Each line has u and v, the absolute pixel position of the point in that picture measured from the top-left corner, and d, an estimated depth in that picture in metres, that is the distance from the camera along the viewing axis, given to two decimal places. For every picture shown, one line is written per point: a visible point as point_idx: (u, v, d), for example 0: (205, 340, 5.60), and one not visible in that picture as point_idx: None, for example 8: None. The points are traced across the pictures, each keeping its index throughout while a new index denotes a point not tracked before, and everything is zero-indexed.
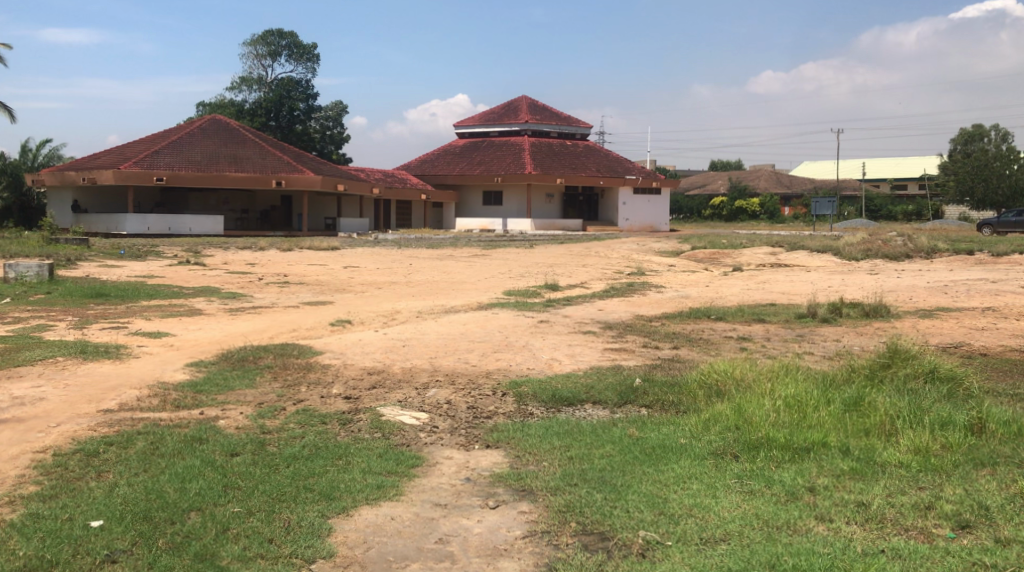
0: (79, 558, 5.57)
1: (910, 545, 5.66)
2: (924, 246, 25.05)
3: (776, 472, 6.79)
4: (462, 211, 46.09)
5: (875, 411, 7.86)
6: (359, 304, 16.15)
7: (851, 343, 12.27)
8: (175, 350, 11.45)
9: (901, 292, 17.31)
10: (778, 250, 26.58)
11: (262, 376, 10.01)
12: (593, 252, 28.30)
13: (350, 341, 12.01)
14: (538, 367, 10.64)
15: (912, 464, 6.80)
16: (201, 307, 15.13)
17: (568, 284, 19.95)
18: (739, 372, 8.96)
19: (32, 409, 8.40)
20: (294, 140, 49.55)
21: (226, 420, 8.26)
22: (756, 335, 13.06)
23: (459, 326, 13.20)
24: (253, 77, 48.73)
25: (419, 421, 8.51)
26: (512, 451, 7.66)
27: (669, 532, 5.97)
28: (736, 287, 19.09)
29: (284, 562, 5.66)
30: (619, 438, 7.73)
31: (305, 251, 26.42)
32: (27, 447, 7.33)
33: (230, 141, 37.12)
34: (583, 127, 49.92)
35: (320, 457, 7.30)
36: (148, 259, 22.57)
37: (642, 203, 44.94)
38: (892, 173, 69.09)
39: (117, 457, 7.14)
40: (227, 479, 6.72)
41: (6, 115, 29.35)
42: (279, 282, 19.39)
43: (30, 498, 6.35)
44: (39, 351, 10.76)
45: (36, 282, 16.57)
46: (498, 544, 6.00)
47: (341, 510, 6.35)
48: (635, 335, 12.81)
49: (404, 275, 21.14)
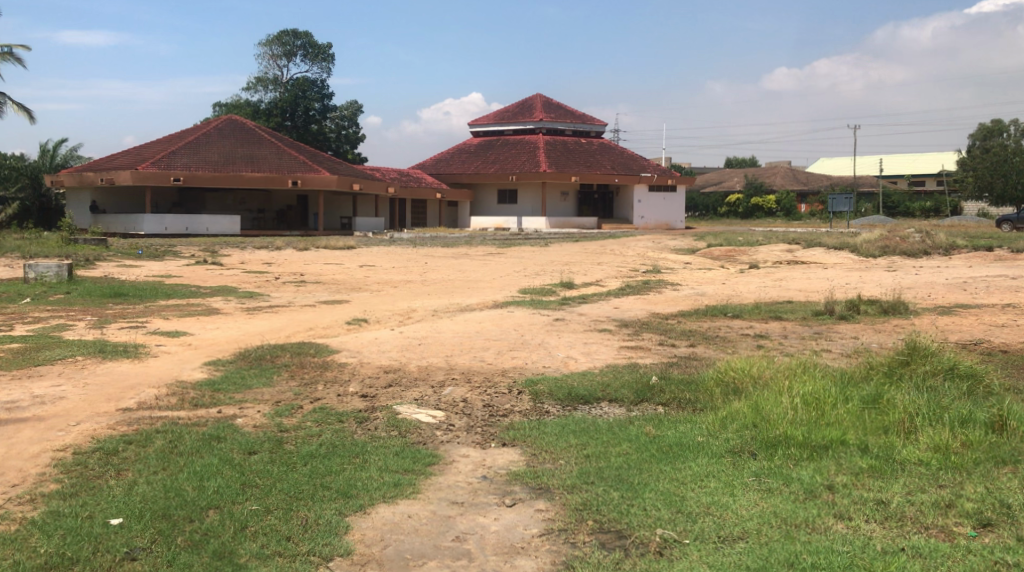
0: (99, 555, 5.61)
1: (930, 543, 5.62)
2: (942, 243, 24.80)
3: (794, 471, 6.76)
4: (477, 210, 46.07)
5: (894, 408, 7.78)
6: (375, 303, 16.21)
7: (869, 340, 12.15)
8: (193, 349, 11.51)
9: (920, 289, 17.19)
10: (794, 247, 26.50)
11: (280, 374, 10.08)
12: (607, 251, 28.08)
13: (367, 339, 12.08)
14: (554, 366, 10.63)
15: (932, 462, 6.76)
16: (219, 306, 15.27)
17: (584, 282, 19.81)
18: (756, 370, 8.92)
19: (52, 408, 8.48)
20: (310, 140, 49.77)
21: (244, 418, 8.32)
22: (772, 332, 12.97)
23: (475, 323, 13.26)
24: (269, 78, 48.80)
25: (435, 419, 8.53)
26: (528, 449, 7.66)
27: (687, 530, 5.95)
28: (753, 284, 19.06)
29: (303, 560, 5.68)
30: (635, 435, 7.72)
31: (320, 250, 26.57)
32: (47, 446, 7.38)
33: (246, 141, 37.27)
34: (598, 125, 49.86)
35: (337, 455, 7.32)
36: (166, 260, 22.68)
37: (657, 201, 44.96)
38: (910, 171, 68.64)
39: (135, 455, 7.18)
40: (245, 477, 6.76)
41: (25, 116, 29.57)
42: (296, 281, 19.45)
43: (51, 496, 6.40)
44: (59, 351, 10.83)
45: (56, 282, 16.69)
46: (515, 542, 6.00)
47: (359, 508, 6.37)
48: (650, 333, 12.78)
49: (420, 274, 21.16)
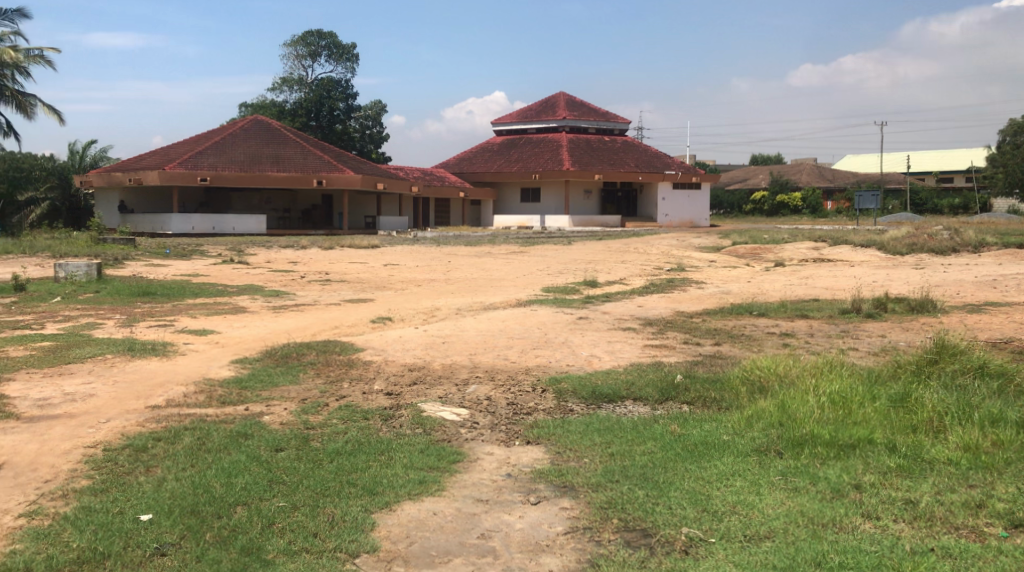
0: (129, 551, 5.67)
1: (960, 543, 5.57)
2: (971, 240, 24.54)
3: (821, 469, 6.73)
4: (500, 209, 46.09)
5: (923, 406, 7.71)
6: (400, 301, 16.27)
7: (897, 339, 12.05)
8: (220, 347, 11.62)
9: (949, 287, 17.02)
10: (820, 244, 26.33)
11: (306, 372, 10.14)
12: (632, 249, 28.07)
13: (392, 337, 12.13)
14: (577, 364, 10.62)
15: (961, 462, 6.69)
16: (246, 305, 15.40)
17: (608, 280, 19.80)
18: (782, 369, 8.88)
19: (82, 405, 8.59)
20: (334, 140, 50.01)
21: (271, 416, 8.38)
22: (799, 331, 12.89)
23: (498, 322, 13.25)
24: (294, 78, 49.05)
25: (459, 417, 8.54)
26: (552, 448, 7.67)
27: (712, 528, 5.94)
28: (778, 282, 18.98)
29: (329, 557, 5.71)
30: (661, 434, 7.70)
31: (346, 249, 26.70)
32: (79, 442, 7.48)
33: (272, 141, 37.50)
34: (621, 122, 49.71)
35: (362, 452, 7.36)
36: (193, 259, 22.92)
37: (682, 198, 44.77)
38: (938, 167, 67.97)
39: (165, 452, 7.26)
40: (272, 473, 6.81)
41: (57, 117, 29.98)
42: (321, 280, 19.58)
43: (82, 492, 6.48)
44: (90, 348, 10.98)
45: (85, 280, 16.89)
46: (540, 540, 6.01)
47: (384, 505, 6.40)
48: (676, 331, 12.75)
49: (444, 273, 21.25)
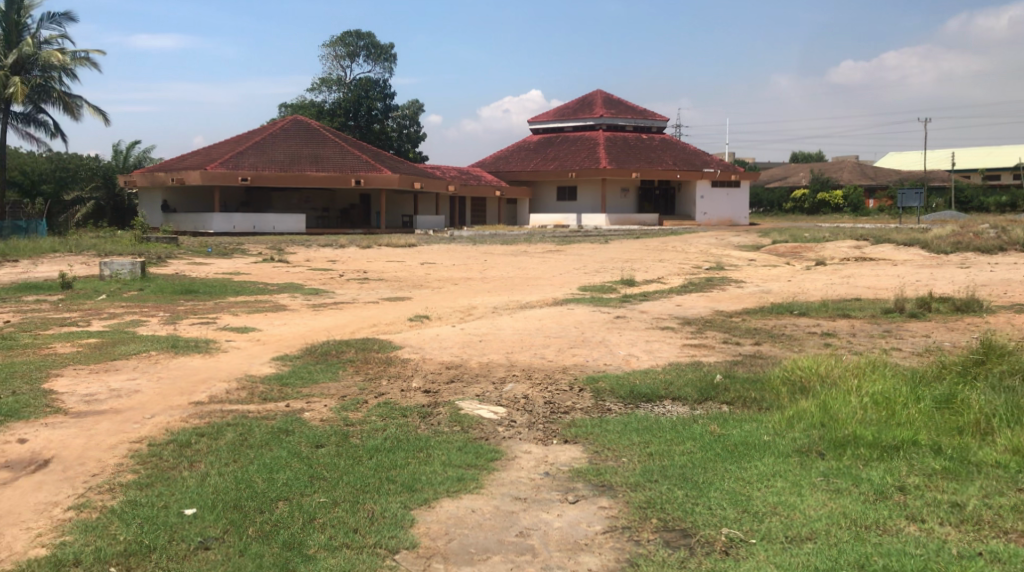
0: (173, 544, 5.76)
1: (1008, 547, 5.47)
2: (1018, 238, 24.06)
3: (863, 471, 6.64)
4: (537, 208, 46.06)
5: (969, 408, 7.58)
6: (437, 300, 16.34)
7: (941, 339, 11.85)
8: (261, 344, 11.74)
9: (996, 286, 16.70)
10: (862, 243, 25.98)
11: (345, 369, 10.22)
12: (670, 247, 27.91)
13: (429, 335, 12.18)
14: (615, 363, 10.58)
15: (1009, 465, 6.57)
16: (286, 303, 15.55)
17: (645, 279, 19.71)
18: (824, 369, 8.79)
19: (127, 400, 8.73)
20: (372, 139, 50.30)
21: (310, 413, 8.45)
22: (840, 331, 12.73)
23: (535, 321, 13.26)
24: (333, 78, 49.41)
25: (497, 415, 8.56)
26: (591, 447, 7.64)
27: (753, 529, 5.89)
28: (819, 281, 18.76)
29: (369, 552, 5.75)
30: (700, 434, 7.65)
31: (384, 248, 26.86)
32: (124, 437, 7.60)
33: (311, 141, 37.82)
34: (659, 120, 49.44)
35: (401, 450, 7.40)
36: (234, 257, 23.20)
37: (721, 196, 44.41)
38: (984, 164, 66.71)
39: (208, 448, 7.36)
40: (312, 469, 6.88)
41: (102, 118, 30.56)
42: (359, 278, 19.71)
43: (128, 486, 6.59)
44: (134, 345, 11.17)
45: (130, 278, 17.17)
46: (578, 539, 6.00)
47: (423, 502, 6.43)
48: (715, 331, 12.66)
49: (481, 272, 21.29)
